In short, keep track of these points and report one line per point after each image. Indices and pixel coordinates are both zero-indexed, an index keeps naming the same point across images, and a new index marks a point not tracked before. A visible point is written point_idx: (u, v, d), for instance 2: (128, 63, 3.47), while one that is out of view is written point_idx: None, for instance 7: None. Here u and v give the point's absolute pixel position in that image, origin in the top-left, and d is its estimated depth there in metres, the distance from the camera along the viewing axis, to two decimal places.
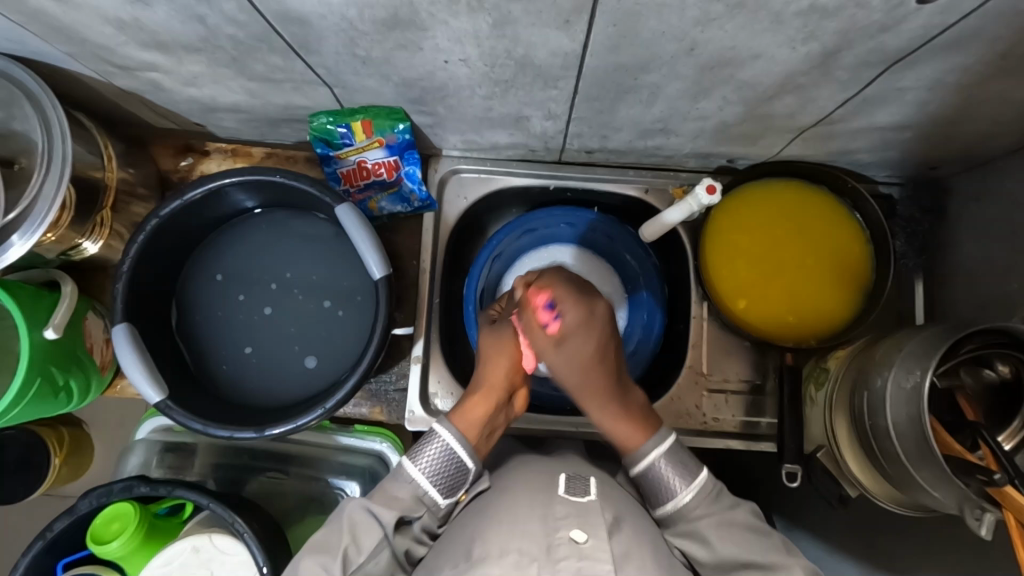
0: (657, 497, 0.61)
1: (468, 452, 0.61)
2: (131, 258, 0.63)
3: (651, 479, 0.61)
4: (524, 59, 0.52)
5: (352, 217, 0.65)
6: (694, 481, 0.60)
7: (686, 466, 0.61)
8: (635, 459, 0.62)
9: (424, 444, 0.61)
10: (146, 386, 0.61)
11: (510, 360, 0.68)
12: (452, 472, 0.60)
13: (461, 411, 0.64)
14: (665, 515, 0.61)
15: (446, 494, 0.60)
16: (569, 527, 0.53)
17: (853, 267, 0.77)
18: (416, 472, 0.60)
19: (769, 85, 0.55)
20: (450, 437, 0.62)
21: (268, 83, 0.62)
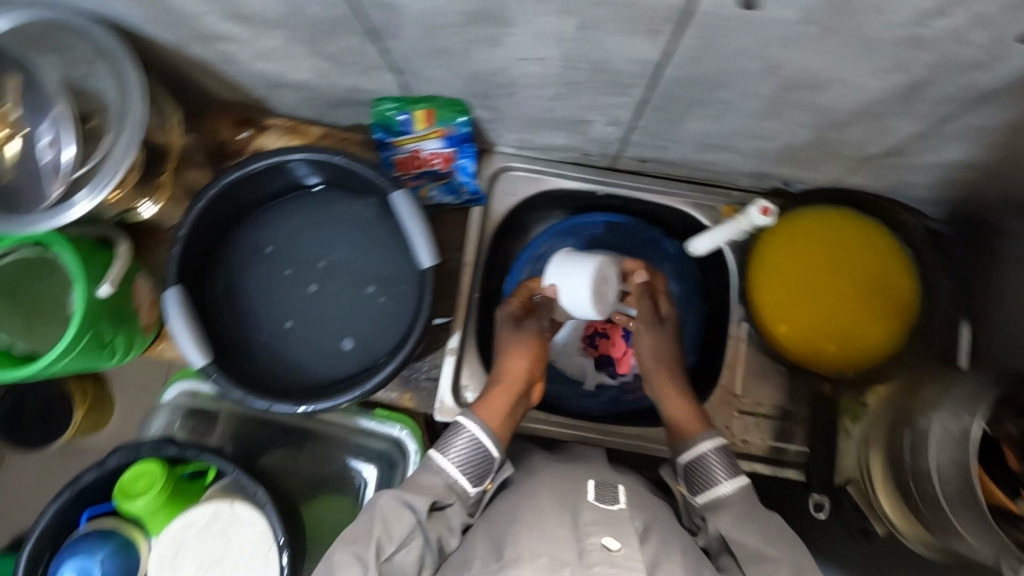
0: (698, 484, 0.60)
1: (493, 441, 0.62)
2: (188, 224, 0.65)
3: (697, 466, 0.61)
4: (600, 64, 0.52)
5: (407, 207, 0.66)
6: (735, 475, 0.59)
7: (730, 461, 0.60)
8: (689, 443, 0.62)
9: (453, 435, 0.63)
10: (192, 349, 0.63)
11: (531, 355, 0.71)
12: (480, 461, 0.61)
13: (485, 402, 0.66)
14: (704, 504, 0.59)
15: (474, 483, 0.61)
16: (601, 534, 0.52)
17: (900, 302, 0.76)
18: (446, 462, 0.61)
19: (843, 112, 0.54)
20: (476, 430, 0.62)
21: (338, 64, 0.63)
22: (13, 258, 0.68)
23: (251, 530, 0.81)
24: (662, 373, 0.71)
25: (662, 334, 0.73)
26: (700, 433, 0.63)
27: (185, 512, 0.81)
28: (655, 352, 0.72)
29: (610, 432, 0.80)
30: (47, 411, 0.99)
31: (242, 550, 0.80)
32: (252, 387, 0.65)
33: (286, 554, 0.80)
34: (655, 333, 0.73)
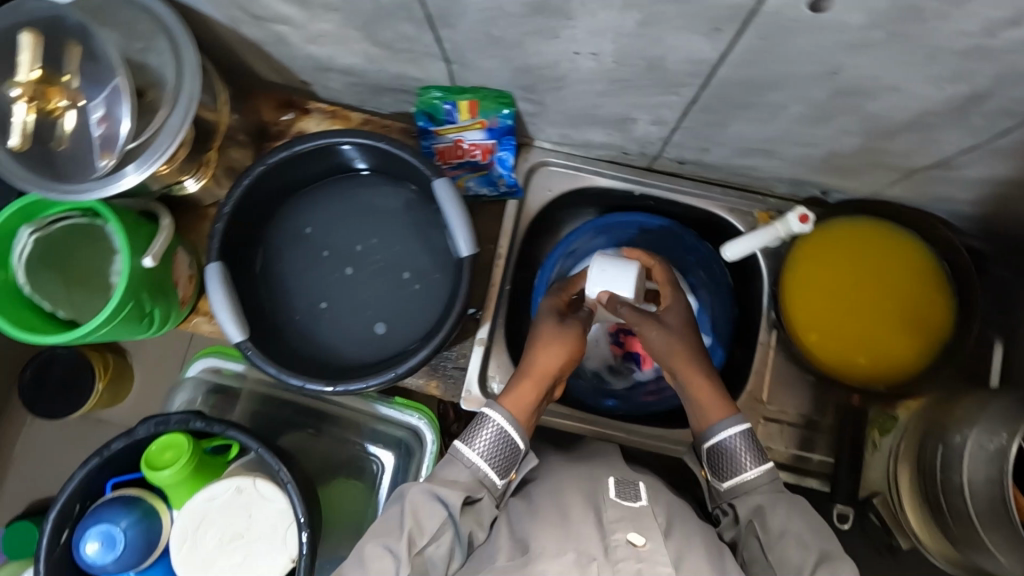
0: (726, 469, 0.59)
1: (518, 431, 0.61)
2: (233, 201, 0.66)
3: (720, 452, 0.60)
4: (655, 61, 0.52)
5: (448, 193, 0.66)
6: (761, 461, 0.59)
7: (757, 449, 0.59)
8: (712, 431, 0.60)
9: (478, 427, 0.61)
10: (229, 325, 0.64)
11: (563, 354, 0.67)
12: (506, 452, 0.61)
13: (511, 392, 0.64)
14: (730, 491, 0.59)
15: (502, 474, 0.61)
16: (626, 530, 0.53)
17: (934, 317, 0.75)
18: (473, 454, 0.60)
19: (896, 120, 0.54)
20: (500, 420, 0.61)
21: (389, 50, 0.63)
22: (60, 226, 0.69)
23: (271, 508, 0.82)
24: (683, 357, 0.63)
25: (676, 315, 0.66)
26: (721, 420, 0.60)
27: (207, 487, 0.82)
28: (669, 335, 0.63)
29: (633, 431, 0.80)
30: (72, 379, 1.01)
31: (262, 526, 0.81)
32: (287, 365, 0.66)
33: (305, 534, 0.79)
34: (659, 325, 0.64)
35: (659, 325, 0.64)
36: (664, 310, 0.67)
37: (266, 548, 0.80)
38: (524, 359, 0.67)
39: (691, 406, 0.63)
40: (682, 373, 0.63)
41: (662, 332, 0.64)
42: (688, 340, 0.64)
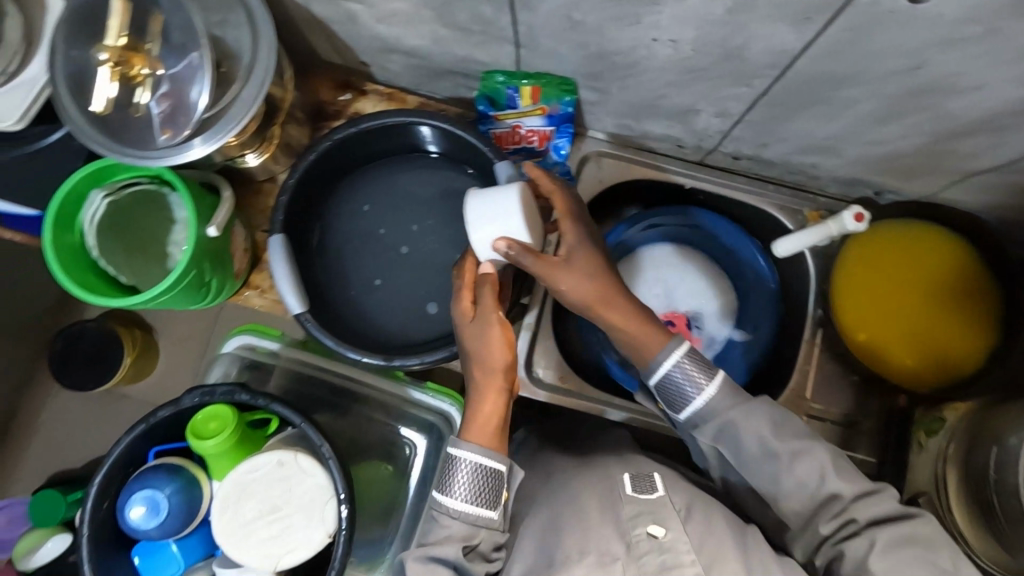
0: (679, 400, 0.57)
1: (495, 457, 0.56)
2: (298, 174, 0.68)
3: (669, 385, 0.57)
4: (734, 51, 0.53)
5: (511, 175, 0.67)
6: (714, 376, 0.56)
7: (704, 362, 0.57)
8: (658, 362, 0.57)
9: (451, 475, 0.56)
10: (289, 296, 0.65)
11: (507, 349, 0.58)
12: (490, 483, 0.56)
13: (471, 420, 0.58)
14: (688, 421, 0.58)
15: (494, 506, 0.56)
16: (643, 525, 0.54)
17: (982, 317, 0.74)
18: (457, 502, 0.56)
19: (970, 120, 0.54)
20: (475, 456, 0.56)
21: (460, 32, 0.64)
22: (129, 191, 0.70)
23: (311, 482, 0.81)
24: (606, 295, 0.58)
25: (580, 253, 0.59)
26: (659, 350, 0.58)
27: (251, 457, 0.83)
28: (583, 278, 0.58)
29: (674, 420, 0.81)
30: (100, 353, 1.02)
31: (300, 499, 0.81)
32: (346, 339, 0.68)
33: (346, 508, 0.79)
34: (567, 270, 0.58)
35: (564, 269, 0.58)
36: (568, 246, 0.60)
37: (305, 521, 0.81)
38: (472, 377, 0.59)
39: (622, 339, 0.60)
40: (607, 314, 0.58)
41: (573, 280, 0.57)
42: (596, 270, 0.58)
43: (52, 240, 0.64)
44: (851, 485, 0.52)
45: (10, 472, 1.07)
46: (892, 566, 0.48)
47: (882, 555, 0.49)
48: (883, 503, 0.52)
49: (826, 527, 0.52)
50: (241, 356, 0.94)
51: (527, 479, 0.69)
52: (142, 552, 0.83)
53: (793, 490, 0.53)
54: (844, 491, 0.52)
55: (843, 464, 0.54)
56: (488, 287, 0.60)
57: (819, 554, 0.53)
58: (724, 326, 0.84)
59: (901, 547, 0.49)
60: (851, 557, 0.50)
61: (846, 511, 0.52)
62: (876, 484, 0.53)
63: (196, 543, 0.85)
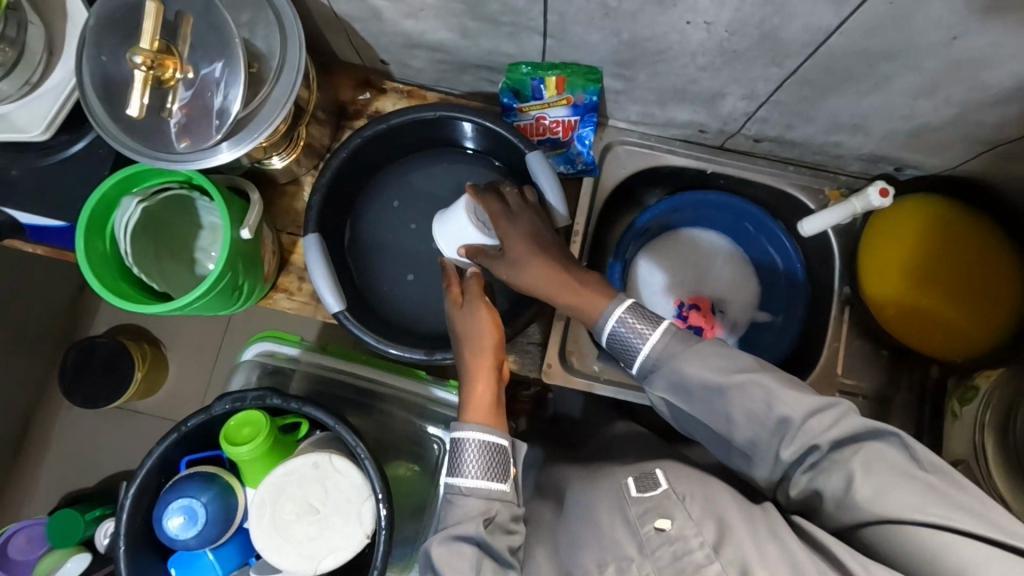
0: (628, 354, 0.56)
1: (496, 432, 0.56)
2: (330, 173, 0.68)
3: (615, 343, 0.56)
4: (771, 30, 0.53)
5: (543, 164, 0.68)
6: (657, 322, 0.54)
7: (646, 312, 0.55)
8: (600, 325, 0.57)
9: (460, 455, 0.56)
10: (328, 293, 0.65)
11: (492, 337, 0.62)
12: (495, 454, 0.55)
13: (465, 403, 0.58)
14: (642, 375, 0.55)
15: (504, 479, 0.55)
16: (653, 520, 0.48)
17: (1013, 289, 0.75)
18: (469, 480, 0.54)
19: (1003, 90, 0.55)
20: (477, 435, 0.56)
21: (489, 25, 0.64)
22: (161, 197, 0.70)
23: (347, 483, 0.80)
24: (543, 270, 0.60)
25: (514, 238, 0.62)
26: (603, 306, 0.57)
27: (285, 461, 0.82)
28: (515, 265, 0.61)
29: None
30: (111, 365, 1.01)
31: (337, 499, 0.80)
32: (385, 334, 0.68)
33: (385, 507, 0.78)
34: (505, 264, 0.62)
35: (502, 262, 0.62)
36: (505, 236, 0.62)
37: (342, 521, 0.79)
38: (464, 365, 0.61)
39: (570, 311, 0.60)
40: (549, 293, 0.60)
41: (512, 270, 0.61)
42: (532, 252, 0.61)
43: (85, 246, 0.63)
44: (802, 403, 0.47)
45: (27, 491, 1.05)
46: (878, 487, 0.43)
47: (866, 478, 0.43)
48: (842, 419, 0.46)
49: (789, 451, 0.47)
50: (262, 362, 0.92)
51: (569, 467, 0.70)
52: (179, 563, 0.81)
53: (745, 424, 0.49)
54: (793, 413, 0.47)
55: (794, 384, 0.49)
56: (472, 281, 0.64)
57: (794, 488, 0.48)
58: (749, 308, 0.85)
59: (878, 462, 0.44)
60: (830, 492, 0.45)
61: (804, 435, 0.46)
62: (830, 399, 0.48)
63: (232, 550, 0.84)
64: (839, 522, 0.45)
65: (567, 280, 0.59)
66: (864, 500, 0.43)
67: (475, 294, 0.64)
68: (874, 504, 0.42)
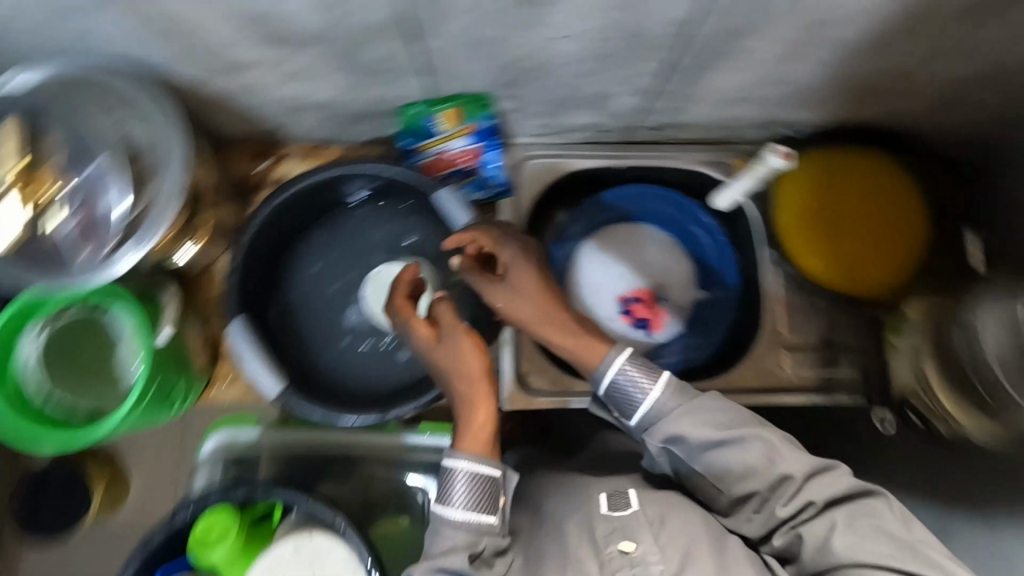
0: (628, 407, 0.56)
1: (490, 463, 0.54)
2: (240, 254, 0.66)
3: (616, 393, 0.56)
4: (635, 30, 0.55)
5: (453, 201, 0.68)
6: (661, 375, 0.55)
7: (649, 365, 0.56)
8: (603, 369, 0.56)
9: (450, 484, 0.53)
10: (266, 378, 0.63)
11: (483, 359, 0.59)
12: (486, 489, 0.53)
13: (459, 432, 0.55)
14: (642, 427, 0.55)
15: (492, 511, 0.53)
16: (619, 542, 0.50)
17: (913, 213, 0.81)
18: (455, 511, 0.52)
19: (857, 41, 0.59)
20: (469, 466, 0.53)
21: (368, 75, 0.64)
22: (68, 318, 0.67)
23: (337, 557, 0.77)
24: (546, 301, 0.59)
25: (517, 268, 0.61)
26: (603, 359, 0.56)
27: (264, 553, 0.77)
28: (516, 294, 0.60)
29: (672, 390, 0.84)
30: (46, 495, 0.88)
31: None
32: (333, 404, 0.66)
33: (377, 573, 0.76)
34: (504, 293, 0.61)
35: (500, 291, 0.61)
36: (507, 266, 0.62)
37: None
38: (457, 398, 0.57)
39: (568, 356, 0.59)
40: (551, 331, 0.59)
41: (513, 300, 0.60)
42: (540, 284, 0.60)
43: None
44: (802, 464, 0.52)
45: None
46: (856, 541, 0.49)
47: (845, 531, 0.49)
48: (836, 480, 0.52)
49: (785, 509, 0.51)
50: (223, 454, 0.87)
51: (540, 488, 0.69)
52: None
53: (745, 476, 0.53)
54: (795, 471, 0.52)
55: (792, 445, 0.54)
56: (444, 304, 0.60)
57: (778, 536, 0.52)
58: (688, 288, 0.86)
59: (861, 519, 0.50)
60: (811, 539, 0.50)
61: (803, 492, 0.52)
62: (826, 461, 0.54)
63: None
64: (814, 567, 0.50)
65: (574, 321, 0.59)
66: (842, 550, 0.48)
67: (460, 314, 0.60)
68: (851, 554, 0.48)
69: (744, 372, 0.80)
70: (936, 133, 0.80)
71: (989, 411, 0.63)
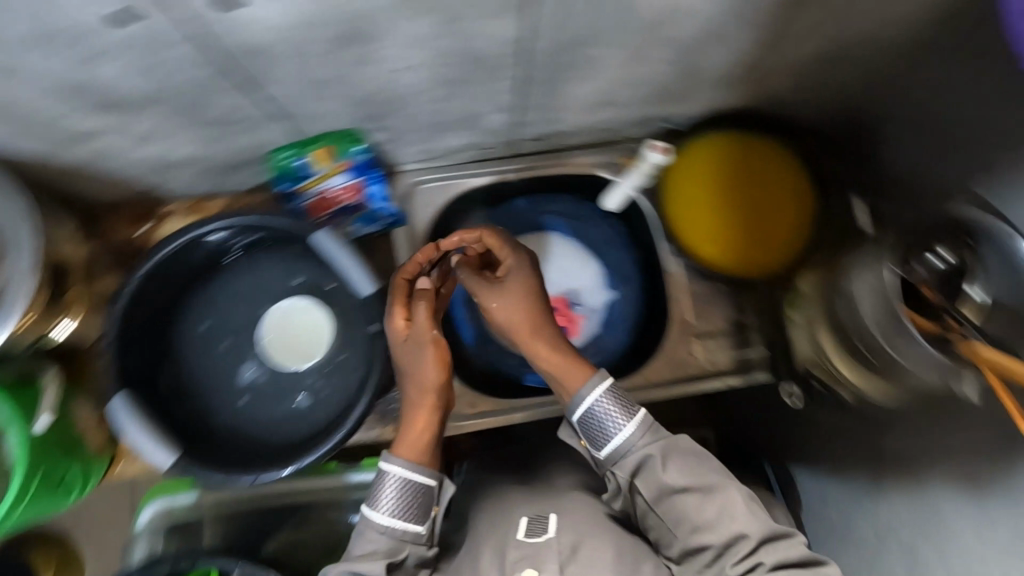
0: (599, 437, 0.60)
1: (423, 472, 0.60)
2: (115, 326, 0.63)
3: (589, 423, 0.60)
4: (472, 53, 0.55)
5: (331, 243, 0.66)
6: (635, 416, 0.59)
7: (625, 402, 0.60)
8: (576, 395, 0.60)
9: (380, 489, 0.59)
10: (155, 450, 0.61)
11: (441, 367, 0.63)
12: (416, 499, 0.59)
13: (403, 436, 0.61)
14: (609, 459, 0.59)
15: (421, 522, 0.59)
16: (523, 570, 0.56)
17: (801, 190, 0.82)
18: (380, 515, 0.58)
19: (696, 37, 0.60)
20: (402, 470, 0.59)
21: (222, 127, 0.63)
22: None
23: None
24: (527, 317, 0.64)
25: (517, 279, 0.66)
26: (581, 387, 0.60)
27: None
28: (506, 304, 0.64)
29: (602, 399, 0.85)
30: None
31: None
32: (233, 464, 0.64)
33: None
34: (495, 296, 0.65)
35: (495, 294, 0.65)
36: (506, 276, 0.66)
37: None
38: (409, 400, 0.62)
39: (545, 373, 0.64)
40: (535, 348, 0.63)
41: (504, 300, 0.64)
42: (533, 303, 0.65)
43: None
44: (760, 525, 0.55)
45: None
46: None
47: None
48: (794, 549, 0.54)
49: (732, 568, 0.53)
50: (161, 524, 0.85)
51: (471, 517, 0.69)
52: None
53: (697, 525, 0.55)
54: (750, 529, 0.54)
55: (756, 508, 0.56)
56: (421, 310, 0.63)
57: None
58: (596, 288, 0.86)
59: None
60: None
61: (753, 552, 0.53)
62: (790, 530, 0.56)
63: None
64: None
65: (560, 347, 0.63)
66: None
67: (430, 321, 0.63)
68: None
69: (657, 364, 0.82)
70: (813, 109, 0.81)
71: (879, 374, 0.65)
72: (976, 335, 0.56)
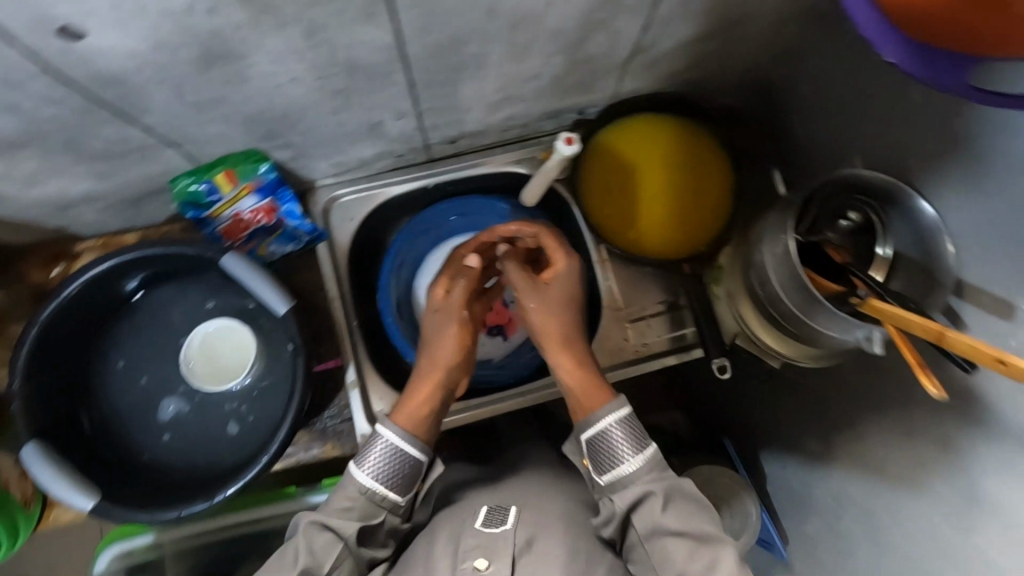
0: (606, 463, 0.66)
1: (411, 445, 0.67)
2: (19, 376, 0.72)
3: (597, 445, 0.67)
4: (349, 62, 0.60)
5: (240, 266, 0.74)
6: (640, 453, 0.65)
7: (635, 436, 0.66)
8: (591, 422, 0.67)
9: (367, 449, 0.67)
10: (75, 495, 0.69)
11: (455, 345, 0.73)
12: (399, 471, 0.66)
13: (402, 407, 0.70)
14: (608, 484, 0.66)
15: (402, 491, 0.67)
16: (476, 559, 0.60)
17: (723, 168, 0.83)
18: (362, 474, 0.65)
19: (574, 27, 0.64)
20: (394, 438, 0.67)
21: (110, 159, 0.67)
22: None
23: None
24: (557, 325, 0.74)
25: (558, 284, 0.76)
26: (599, 410, 0.68)
27: None
28: (543, 310, 0.74)
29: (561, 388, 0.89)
30: None
31: None
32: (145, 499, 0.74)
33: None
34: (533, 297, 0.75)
35: (535, 296, 0.75)
36: (551, 278, 0.76)
37: None
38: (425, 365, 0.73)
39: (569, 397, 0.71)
40: (561, 362, 0.72)
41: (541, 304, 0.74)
42: (566, 317, 0.74)
43: None
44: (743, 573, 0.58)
45: None
46: None
47: None
48: None
49: None
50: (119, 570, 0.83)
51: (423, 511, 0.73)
52: None
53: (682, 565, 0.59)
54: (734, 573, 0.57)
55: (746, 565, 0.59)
56: (458, 297, 0.75)
57: None
58: None
59: None
60: None
61: None
62: None
63: None
64: None
65: (592, 377, 0.71)
66: None
67: (452, 305, 0.75)
68: None
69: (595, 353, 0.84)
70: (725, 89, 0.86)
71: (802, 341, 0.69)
72: (869, 294, 0.61)
